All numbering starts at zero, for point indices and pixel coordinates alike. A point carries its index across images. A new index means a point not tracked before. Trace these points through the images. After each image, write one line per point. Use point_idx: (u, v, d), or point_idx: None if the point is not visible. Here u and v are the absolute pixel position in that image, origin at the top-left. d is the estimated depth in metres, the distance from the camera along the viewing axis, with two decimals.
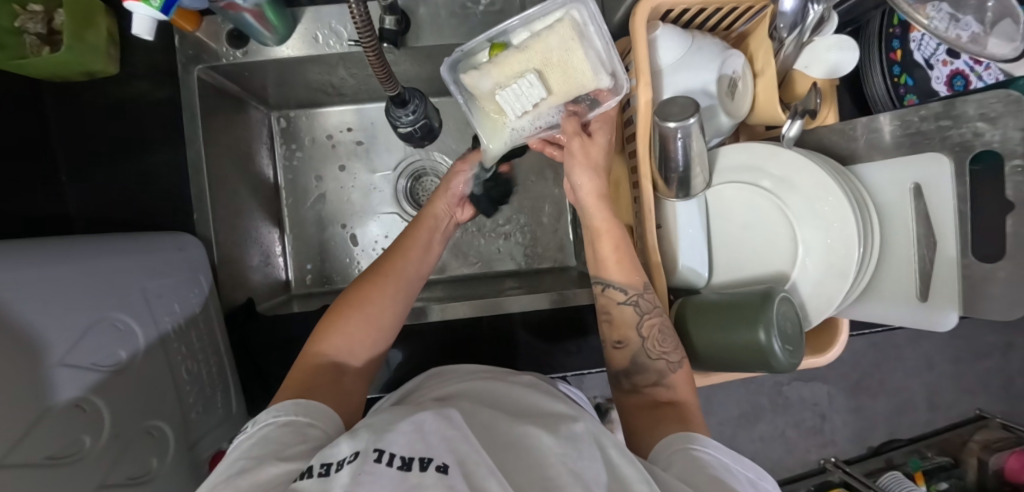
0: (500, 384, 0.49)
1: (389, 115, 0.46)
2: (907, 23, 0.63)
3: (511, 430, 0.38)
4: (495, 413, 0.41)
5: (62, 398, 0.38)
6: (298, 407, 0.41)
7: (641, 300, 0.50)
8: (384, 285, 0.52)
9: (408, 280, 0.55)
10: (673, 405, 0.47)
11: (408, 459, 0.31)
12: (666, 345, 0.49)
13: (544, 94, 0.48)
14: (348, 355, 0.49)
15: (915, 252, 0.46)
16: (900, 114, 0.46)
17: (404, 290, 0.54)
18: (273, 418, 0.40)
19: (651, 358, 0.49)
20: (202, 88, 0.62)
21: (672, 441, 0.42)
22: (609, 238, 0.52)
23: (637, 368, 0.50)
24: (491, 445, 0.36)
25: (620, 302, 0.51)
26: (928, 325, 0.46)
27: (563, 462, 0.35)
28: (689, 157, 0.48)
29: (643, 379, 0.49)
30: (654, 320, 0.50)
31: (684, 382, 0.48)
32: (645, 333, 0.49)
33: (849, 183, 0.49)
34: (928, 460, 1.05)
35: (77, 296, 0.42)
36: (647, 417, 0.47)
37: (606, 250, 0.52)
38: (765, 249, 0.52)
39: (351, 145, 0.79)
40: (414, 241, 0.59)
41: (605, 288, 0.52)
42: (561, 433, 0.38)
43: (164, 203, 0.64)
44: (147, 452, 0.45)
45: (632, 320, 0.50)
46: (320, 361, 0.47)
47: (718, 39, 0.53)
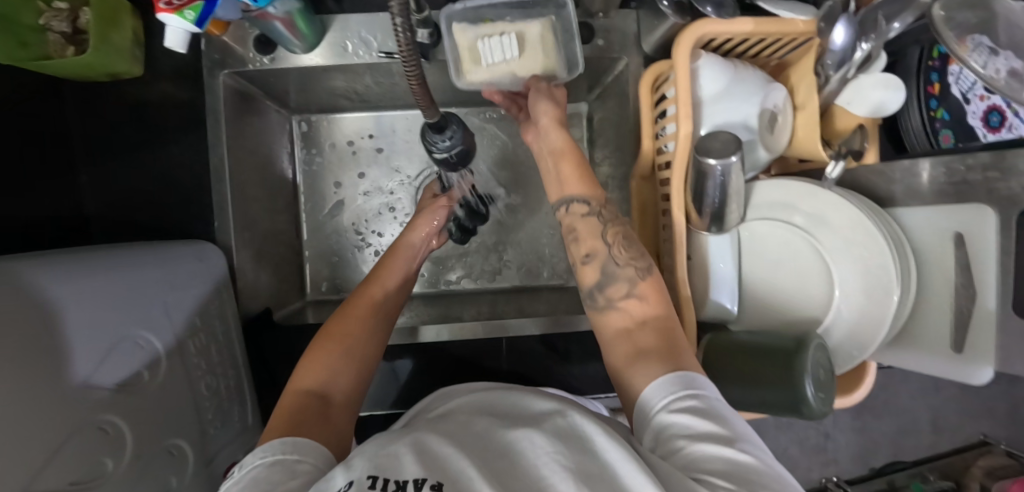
0: (496, 394, 0.47)
1: (425, 140, 0.45)
2: (946, 56, 0.61)
3: (502, 437, 0.36)
4: (489, 420, 0.39)
5: (87, 421, 0.37)
6: (286, 445, 0.38)
7: (605, 210, 0.49)
8: (358, 313, 0.53)
9: (381, 308, 0.56)
10: (646, 325, 0.43)
11: (403, 482, 0.31)
12: (633, 252, 0.47)
13: (514, 57, 0.55)
14: (333, 388, 0.47)
15: (953, 301, 0.46)
16: (944, 161, 0.46)
17: (381, 316, 0.54)
18: (260, 459, 0.37)
19: (619, 266, 0.46)
20: (227, 94, 0.61)
21: (659, 389, 0.37)
22: (568, 158, 0.51)
23: (607, 279, 0.46)
24: (477, 450, 0.35)
25: (585, 214, 0.49)
26: (962, 377, 0.45)
27: (554, 462, 0.32)
28: (726, 192, 0.47)
29: (615, 290, 0.45)
30: (617, 230, 0.48)
31: (654, 292, 0.44)
32: (609, 240, 0.47)
33: (889, 227, 0.48)
34: (930, 483, 1.01)
35: (102, 314, 0.41)
36: (624, 344, 0.43)
37: (568, 167, 0.51)
38: (797, 289, 0.51)
39: (371, 152, 0.78)
40: (389, 266, 0.60)
41: (568, 206, 0.50)
42: (548, 429, 0.35)
43: (182, 208, 0.63)
44: (166, 471, 0.45)
45: (597, 228, 0.48)
46: (304, 396, 0.45)
47: (761, 71, 0.52)
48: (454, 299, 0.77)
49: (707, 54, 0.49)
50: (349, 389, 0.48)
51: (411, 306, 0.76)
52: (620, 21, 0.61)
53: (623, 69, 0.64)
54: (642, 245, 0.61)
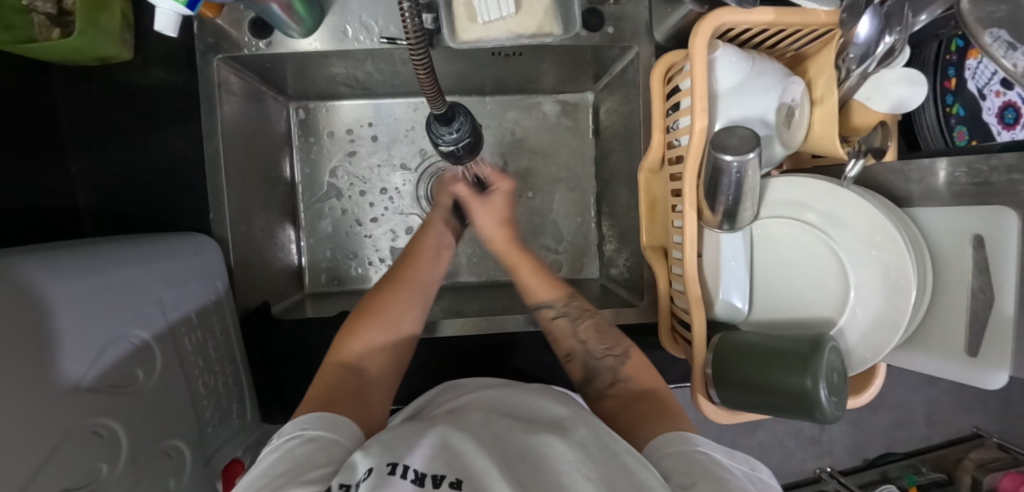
0: (511, 392, 0.46)
1: (430, 131, 0.43)
2: (965, 50, 0.58)
3: (522, 441, 0.35)
4: (509, 423, 0.38)
5: (81, 425, 0.36)
6: (319, 420, 0.38)
7: (570, 308, 0.57)
8: (396, 292, 0.52)
9: (422, 285, 0.54)
10: (639, 397, 0.48)
11: (423, 473, 0.29)
12: (607, 342, 0.54)
13: (511, 12, 0.52)
14: (365, 363, 0.47)
15: (969, 305, 0.45)
16: (966, 160, 0.45)
17: (421, 291, 0.54)
18: (298, 431, 0.37)
19: (599, 358, 0.53)
20: (221, 80, 0.58)
21: (664, 442, 0.40)
22: (525, 267, 0.59)
23: (592, 372, 0.53)
24: (500, 454, 0.33)
25: (554, 318, 0.57)
26: (974, 381, 0.44)
27: (578, 471, 0.31)
28: (741, 190, 0.45)
29: (603, 380, 0.52)
30: (589, 323, 0.56)
31: (638, 372, 0.51)
32: (585, 338, 0.54)
33: (906, 228, 0.47)
34: (923, 475, 1.02)
35: (98, 314, 0.39)
36: (623, 417, 0.47)
37: (528, 275, 0.59)
38: (809, 289, 0.50)
39: (370, 140, 0.76)
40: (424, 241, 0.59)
41: (539, 311, 0.58)
42: (572, 438, 0.35)
43: (175, 198, 0.61)
44: (163, 472, 0.44)
45: (569, 330, 0.56)
46: (340, 373, 0.45)
47: (779, 63, 0.50)
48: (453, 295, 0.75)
49: (724, 45, 0.47)
50: (384, 361, 0.48)
51: None
52: (632, 8, 0.59)
53: (633, 58, 0.61)
54: (649, 241, 0.59)
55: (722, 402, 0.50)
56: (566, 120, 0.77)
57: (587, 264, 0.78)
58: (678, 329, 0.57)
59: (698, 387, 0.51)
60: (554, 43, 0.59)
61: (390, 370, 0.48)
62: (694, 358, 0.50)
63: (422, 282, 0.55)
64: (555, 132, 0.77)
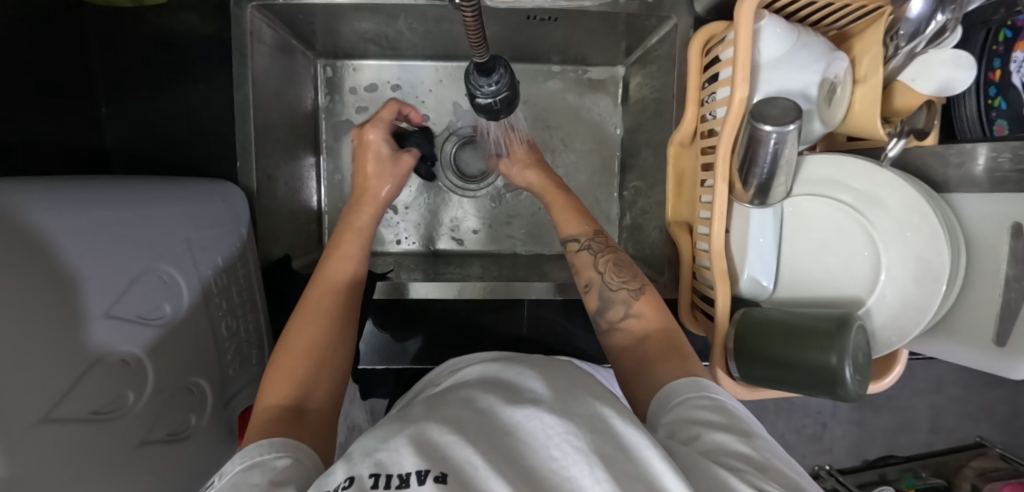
0: (501, 365, 0.43)
1: (470, 82, 0.42)
2: (1013, 41, 0.56)
3: (504, 418, 0.33)
4: (493, 398, 0.36)
5: (111, 350, 0.37)
6: (266, 448, 0.36)
7: (594, 242, 0.56)
8: (316, 317, 0.48)
9: (346, 305, 0.50)
10: (647, 339, 0.47)
11: (407, 474, 0.29)
12: (624, 275, 0.53)
13: None
14: (300, 394, 0.43)
15: (1003, 293, 0.44)
16: (1011, 146, 0.43)
17: (345, 311, 0.50)
18: (241, 464, 0.34)
19: (614, 289, 0.52)
20: (253, 28, 0.58)
21: (677, 390, 0.40)
22: (562, 204, 0.60)
23: (606, 303, 0.52)
24: (478, 433, 0.32)
25: (578, 250, 0.56)
26: (1003, 371, 0.44)
27: (568, 442, 0.30)
28: (777, 163, 0.44)
29: (614, 313, 0.51)
30: (608, 257, 0.55)
31: (649, 308, 0.50)
32: (602, 269, 0.54)
33: (943, 212, 0.46)
34: (922, 479, 1.04)
35: (125, 246, 0.40)
36: (633, 356, 0.47)
37: (561, 212, 0.59)
38: (838, 270, 0.49)
39: (396, 103, 0.76)
40: (340, 253, 0.54)
41: (566, 243, 0.57)
42: (557, 407, 0.33)
43: (201, 146, 0.61)
44: (185, 408, 0.44)
45: (590, 262, 0.55)
46: (272, 409, 0.41)
47: (824, 38, 0.49)
48: (472, 263, 0.75)
49: (770, 15, 0.46)
50: (327, 394, 0.45)
51: (429, 264, 0.74)
52: None
53: (671, 29, 0.60)
54: (675, 216, 0.59)
55: (745, 379, 0.49)
56: (594, 93, 0.77)
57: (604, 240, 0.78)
58: (699, 305, 0.56)
59: (717, 361, 0.50)
60: (591, 8, 0.58)
61: (333, 403, 0.45)
62: (716, 333, 0.49)
63: (347, 301, 0.51)
64: (582, 106, 0.77)
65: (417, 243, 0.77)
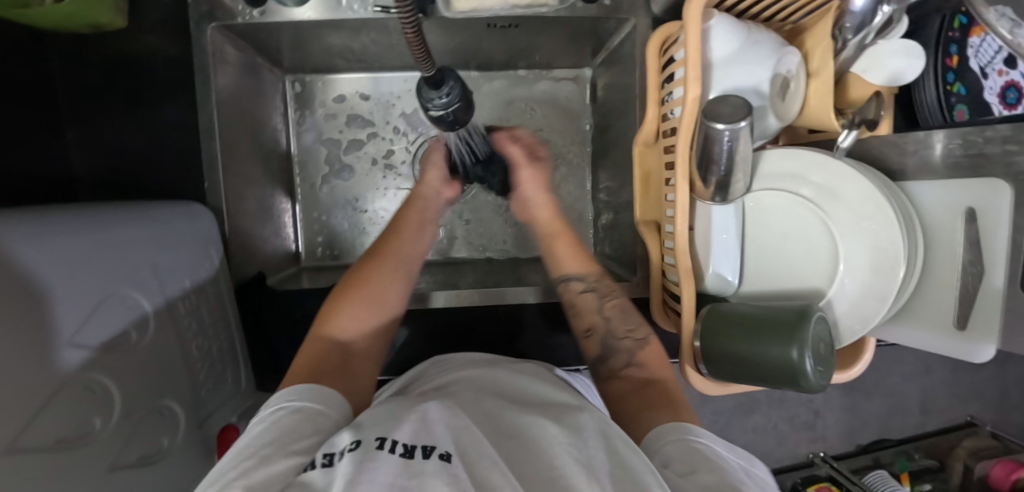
0: (501, 372, 0.45)
1: (422, 96, 0.43)
2: (968, 27, 0.56)
3: (514, 423, 0.35)
4: (498, 402, 0.38)
5: (75, 377, 0.37)
6: (306, 392, 0.37)
7: (599, 285, 0.57)
8: (380, 264, 0.52)
9: (405, 262, 0.54)
10: (651, 386, 0.48)
11: (412, 446, 0.29)
12: (629, 324, 0.54)
13: None
14: (348, 341, 0.46)
15: (960, 278, 0.44)
16: (961, 131, 0.44)
17: (402, 266, 0.53)
18: (289, 401, 0.36)
19: (620, 338, 0.53)
20: (216, 49, 0.58)
21: (665, 431, 0.40)
22: (564, 239, 0.59)
23: (609, 352, 0.53)
24: (486, 430, 0.33)
25: (581, 291, 0.57)
26: (964, 355, 0.45)
27: (570, 454, 0.31)
28: (733, 160, 0.45)
29: (615, 362, 0.52)
30: (614, 302, 0.56)
31: (653, 358, 0.51)
32: (608, 315, 0.55)
33: (899, 201, 0.47)
34: (915, 461, 1.03)
35: (89, 272, 0.40)
36: (634, 399, 0.47)
37: (563, 248, 0.59)
38: (801, 263, 0.50)
39: (367, 115, 0.76)
40: (406, 221, 0.58)
41: (565, 284, 0.58)
42: (567, 424, 0.35)
43: (169, 167, 0.61)
44: (157, 430, 0.45)
45: (594, 307, 0.56)
46: (323, 348, 0.44)
47: (775, 34, 0.49)
48: (449, 270, 0.75)
49: (719, 14, 0.47)
50: (371, 345, 0.47)
51: None
52: None
53: (630, 31, 0.61)
54: (643, 216, 0.60)
55: (713, 375, 0.50)
56: (564, 96, 0.77)
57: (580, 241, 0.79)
58: (669, 303, 0.57)
59: (686, 359, 0.51)
60: (550, 13, 0.58)
61: (375, 361, 0.47)
62: (684, 330, 0.50)
63: (410, 260, 0.54)
64: (552, 109, 0.77)
65: None
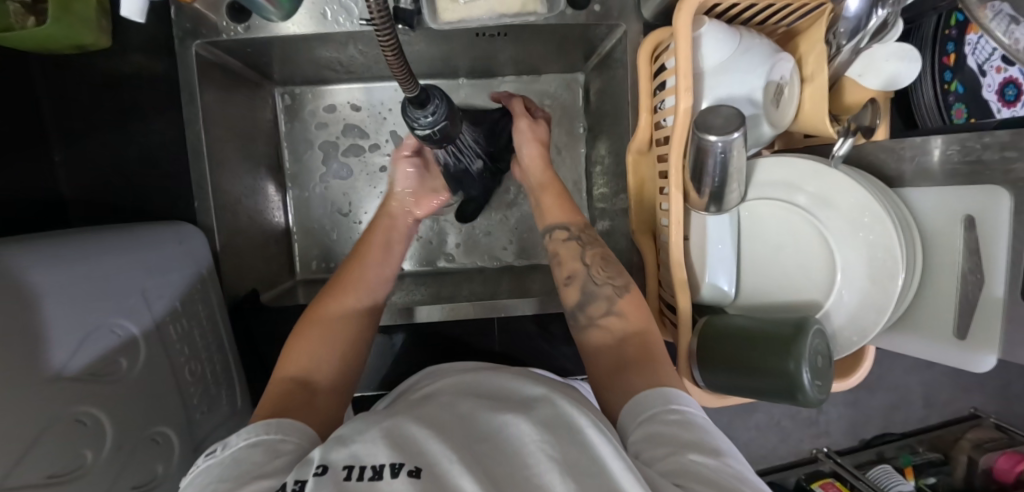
0: (482, 374, 0.44)
1: (406, 115, 0.42)
2: (964, 24, 0.56)
3: (486, 422, 0.34)
4: (474, 404, 0.37)
5: (64, 412, 0.37)
6: (270, 426, 0.36)
7: (583, 236, 0.56)
8: (346, 290, 0.52)
9: (369, 283, 0.55)
10: (624, 345, 0.46)
11: (379, 467, 0.29)
12: (609, 271, 0.52)
13: None
14: (315, 371, 0.44)
15: (960, 286, 0.44)
16: (959, 138, 0.43)
17: (369, 291, 0.54)
18: (242, 441, 0.35)
19: (598, 285, 0.51)
20: (201, 66, 0.57)
21: (637, 406, 0.38)
22: (550, 192, 0.60)
23: (587, 298, 0.51)
24: (458, 435, 0.33)
25: (564, 239, 0.56)
26: (965, 364, 0.44)
27: (541, 451, 0.31)
28: (726, 171, 0.44)
29: (595, 308, 0.50)
30: (596, 251, 0.55)
31: (632, 308, 0.48)
32: (587, 260, 0.53)
33: (896, 208, 0.46)
34: (919, 455, 1.03)
35: (77, 304, 0.40)
36: (612, 356, 0.46)
37: (549, 201, 0.60)
38: (797, 272, 0.49)
39: (358, 126, 0.75)
40: (372, 241, 0.59)
41: (550, 233, 0.58)
42: (536, 417, 0.34)
43: (159, 187, 0.60)
44: (151, 458, 0.44)
45: (575, 254, 0.54)
46: (286, 380, 0.43)
47: (768, 39, 0.48)
48: (446, 280, 0.74)
49: (710, 21, 0.46)
50: (339, 374, 0.46)
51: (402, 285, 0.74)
52: None
53: (621, 37, 0.60)
54: (638, 224, 0.59)
55: (711, 387, 0.49)
56: (556, 101, 0.76)
57: None
58: (666, 313, 0.56)
59: (683, 371, 0.50)
60: (539, 21, 0.57)
61: (342, 391, 0.45)
62: (680, 343, 0.49)
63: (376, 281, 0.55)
64: (545, 114, 0.76)
65: None
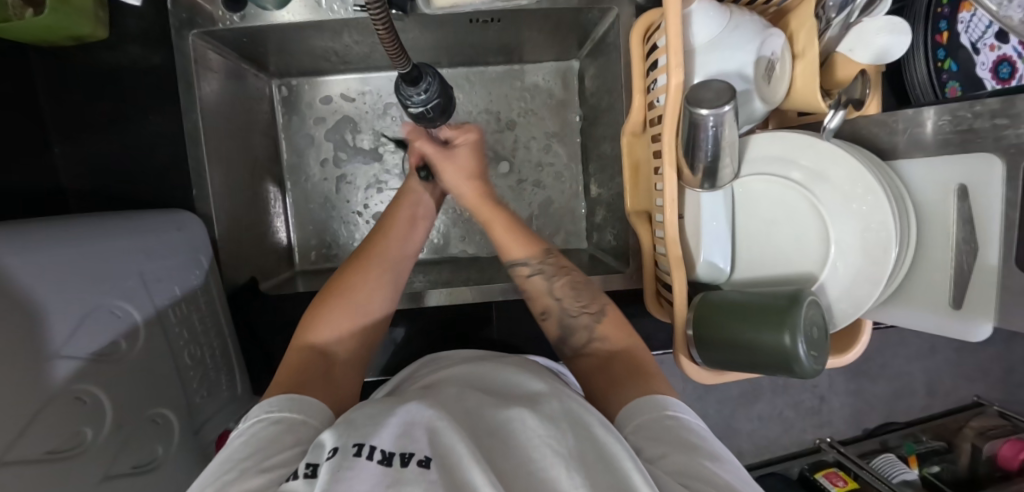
0: (484, 365, 0.44)
1: (400, 93, 0.42)
2: (957, 2, 0.55)
3: (493, 416, 0.34)
4: (479, 397, 0.37)
5: (64, 389, 0.37)
6: (289, 402, 0.37)
7: (545, 266, 0.52)
8: (369, 268, 0.49)
9: (394, 263, 0.50)
10: (615, 358, 0.46)
11: (392, 453, 0.28)
12: (583, 300, 0.50)
13: None
14: (335, 349, 0.44)
15: (954, 256, 0.44)
16: (950, 108, 0.43)
17: (395, 268, 0.50)
18: (265, 413, 0.36)
19: (574, 316, 0.50)
20: (198, 56, 0.57)
21: (636, 408, 0.38)
22: (499, 224, 0.53)
23: (568, 331, 0.50)
24: (465, 427, 0.32)
25: (529, 276, 0.52)
26: (960, 334, 0.44)
27: (547, 446, 0.30)
28: (719, 145, 0.44)
29: (577, 338, 0.49)
30: (563, 281, 0.52)
31: (614, 330, 0.48)
32: (558, 296, 0.51)
33: (890, 182, 0.46)
34: (923, 443, 1.02)
35: (75, 285, 0.40)
36: (600, 377, 0.45)
37: (500, 233, 0.53)
38: (791, 246, 0.50)
39: (355, 116, 0.76)
40: (400, 218, 0.54)
41: (512, 268, 0.52)
42: (547, 413, 0.33)
43: (157, 177, 0.61)
44: (150, 439, 0.45)
45: (544, 289, 0.51)
46: (305, 353, 0.43)
47: (758, 16, 0.48)
48: (442, 268, 0.75)
49: None
50: (353, 347, 0.46)
51: None
52: None
53: (614, 20, 0.60)
54: (633, 206, 0.60)
55: (708, 364, 0.49)
56: (551, 89, 0.77)
57: (572, 235, 0.78)
58: (662, 292, 0.57)
59: (679, 348, 0.50)
60: (531, 6, 0.58)
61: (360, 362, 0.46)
62: (676, 320, 0.50)
63: (401, 254, 0.51)
64: (539, 103, 0.77)
65: None
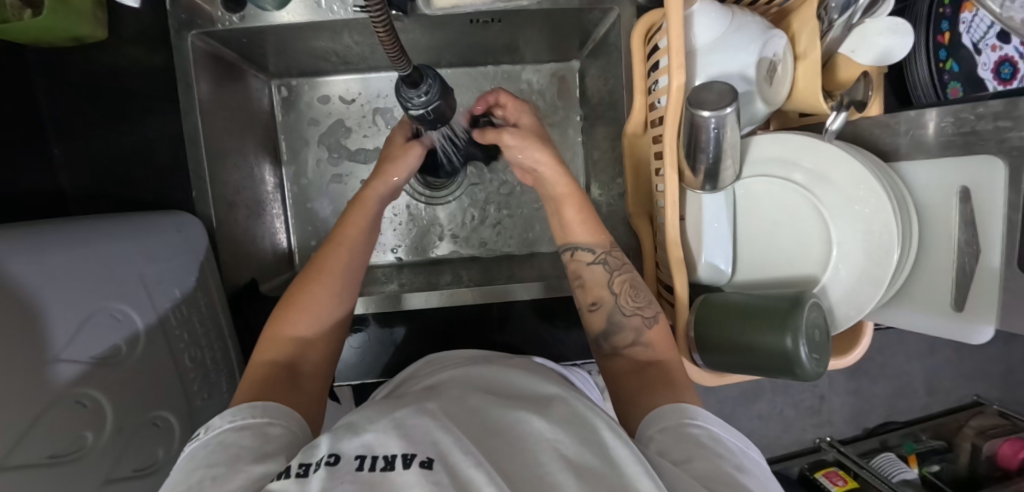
0: (488, 367, 0.44)
1: (400, 95, 0.42)
2: (959, 2, 0.55)
3: (498, 418, 0.34)
4: (483, 398, 0.37)
5: (64, 393, 0.37)
6: (257, 409, 0.37)
7: (610, 258, 0.51)
8: (325, 277, 0.48)
9: (352, 271, 0.50)
10: (652, 366, 0.45)
11: (392, 457, 0.28)
12: (640, 300, 0.49)
13: None
14: (298, 359, 0.44)
15: (956, 258, 0.44)
16: (953, 110, 0.43)
17: (351, 277, 0.49)
18: (230, 423, 0.35)
19: (626, 315, 0.48)
20: (197, 57, 0.57)
21: (661, 415, 0.38)
22: (572, 203, 0.52)
23: (614, 329, 0.49)
24: (469, 431, 0.32)
25: (589, 263, 0.51)
26: (962, 336, 0.44)
27: (555, 450, 0.30)
28: (721, 147, 0.44)
29: (621, 339, 0.48)
30: (624, 277, 0.51)
31: (660, 338, 0.47)
32: (616, 290, 0.50)
33: (892, 183, 0.46)
34: (922, 443, 1.02)
35: (75, 289, 0.40)
36: (633, 381, 0.45)
37: (568, 211, 0.52)
38: (792, 248, 0.49)
39: (355, 117, 0.76)
40: (351, 224, 0.52)
41: (573, 252, 0.52)
42: (554, 417, 0.34)
43: (157, 178, 0.61)
44: (152, 442, 0.45)
45: (604, 281, 0.51)
46: (269, 364, 0.43)
47: (760, 17, 0.48)
48: (443, 269, 0.75)
49: None
50: (319, 356, 0.46)
51: (401, 275, 0.74)
52: None
53: (615, 20, 0.60)
54: (634, 208, 0.60)
55: (710, 366, 0.49)
56: (551, 89, 0.76)
57: None
58: (663, 294, 0.56)
59: (682, 350, 0.50)
60: (532, 7, 0.57)
61: (326, 365, 0.46)
62: (678, 322, 0.50)
63: (355, 262, 0.50)
64: (540, 102, 0.77)
65: (388, 255, 0.77)
